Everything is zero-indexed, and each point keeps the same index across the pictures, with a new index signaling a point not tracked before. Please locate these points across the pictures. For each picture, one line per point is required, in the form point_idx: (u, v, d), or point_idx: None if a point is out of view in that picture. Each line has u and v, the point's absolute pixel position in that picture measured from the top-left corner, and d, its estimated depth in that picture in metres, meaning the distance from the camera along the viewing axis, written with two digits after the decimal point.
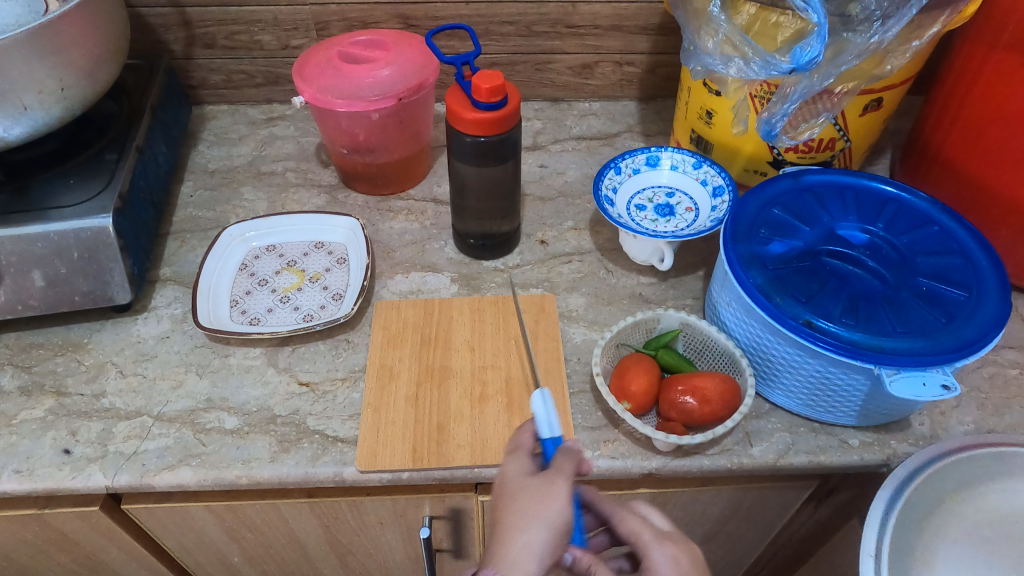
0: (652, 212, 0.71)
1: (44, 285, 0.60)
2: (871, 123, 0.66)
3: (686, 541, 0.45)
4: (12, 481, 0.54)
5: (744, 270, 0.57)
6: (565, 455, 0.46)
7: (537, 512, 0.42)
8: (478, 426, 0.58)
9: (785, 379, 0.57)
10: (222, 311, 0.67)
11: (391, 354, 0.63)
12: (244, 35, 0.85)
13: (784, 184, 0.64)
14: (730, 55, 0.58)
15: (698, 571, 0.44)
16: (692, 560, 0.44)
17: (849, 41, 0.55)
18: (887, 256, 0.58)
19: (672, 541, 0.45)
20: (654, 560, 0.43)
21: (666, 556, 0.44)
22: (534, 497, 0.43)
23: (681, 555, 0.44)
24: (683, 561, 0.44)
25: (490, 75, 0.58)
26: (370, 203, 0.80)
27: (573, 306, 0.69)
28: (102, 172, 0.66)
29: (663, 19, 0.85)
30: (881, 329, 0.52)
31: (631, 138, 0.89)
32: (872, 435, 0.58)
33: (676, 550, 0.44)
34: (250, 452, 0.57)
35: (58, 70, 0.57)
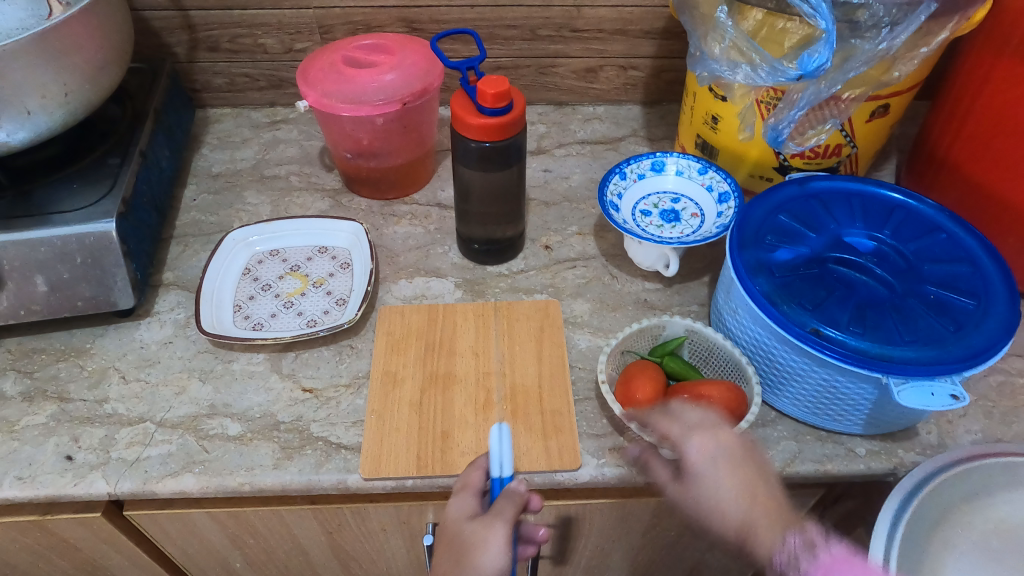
0: (658, 218, 0.70)
1: (47, 290, 0.60)
2: (878, 129, 0.66)
3: (717, 431, 0.51)
4: (13, 488, 0.54)
5: (751, 278, 0.56)
6: (505, 500, 0.50)
7: (472, 560, 0.48)
8: (483, 434, 0.58)
9: (792, 387, 0.57)
10: (225, 317, 0.66)
11: (395, 360, 0.63)
12: (247, 38, 0.84)
13: (790, 190, 0.63)
14: (738, 61, 0.58)
15: (737, 457, 0.50)
16: (725, 445, 0.51)
17: (856, 47, 0.54)
18: (894, 264, 0.58)
19: (702, 433, 0.51)
20: (690, 454, 0.51)
21: (699, 447, 0.51)
22: (469, 545, 0.49)
23: (713, 441, 0.51)
24: (717, 447, 0.50)
25: (495, 80, 0.57)
26: (374, 207, 0.80)
27: (577, 312, 0.69)
28: (105, 177, 0.66)
29: (667, 23, 0.85)
30: (889, 338, 0.52)
31: (636, 142, 0.88)
32: (879, 444, 0.57)
33: (707, 441, 0.51)
34: (253, 458, 0.56)
35: (62, 75, 0.57)
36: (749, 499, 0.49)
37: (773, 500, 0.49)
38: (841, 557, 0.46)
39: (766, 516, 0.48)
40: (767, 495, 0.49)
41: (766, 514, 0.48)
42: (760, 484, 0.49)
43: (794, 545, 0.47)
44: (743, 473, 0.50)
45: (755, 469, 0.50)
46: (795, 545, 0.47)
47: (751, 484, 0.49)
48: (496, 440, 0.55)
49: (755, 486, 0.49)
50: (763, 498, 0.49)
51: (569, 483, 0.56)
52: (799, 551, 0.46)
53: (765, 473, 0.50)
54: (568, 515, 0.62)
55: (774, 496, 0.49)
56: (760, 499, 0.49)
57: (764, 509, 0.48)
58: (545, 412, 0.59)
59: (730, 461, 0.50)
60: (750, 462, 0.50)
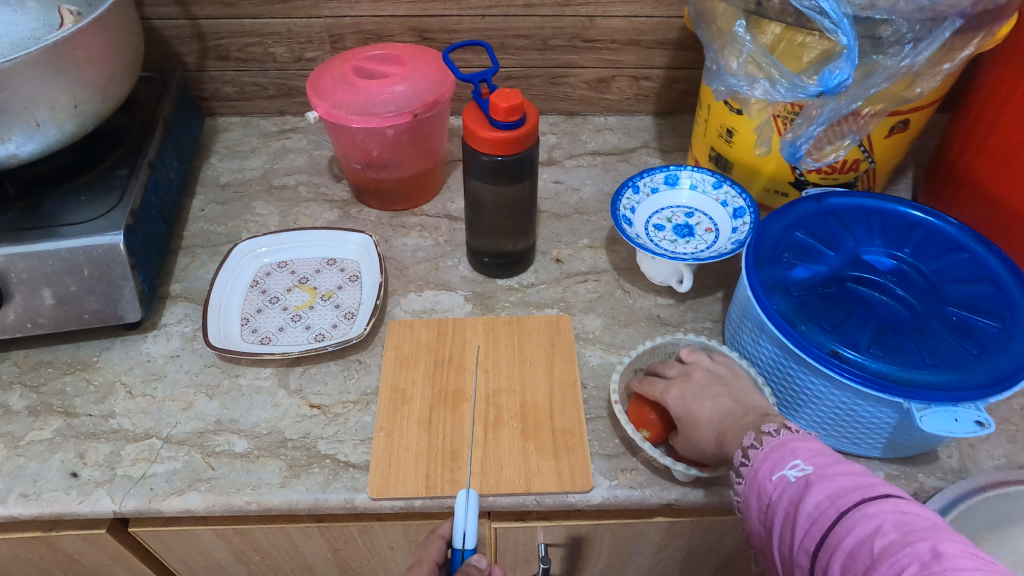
0: (671, 232, 0.69)
1: (54, 303, 0.60)
2: (897, 144, 0.64)
3: (689, 378, 0.56)
4: (18, 505, 0.53)
5: (767, 296, 0.55)
6: None
7: None
8: (492, 453, 0.57)
9: (810, 410, 0.56)
10: (233, 330, 0.66)
11: (404, 375, 0.62)
12: (257, 47, 0.84)
13: (807, 206, 0.62)
14: (756, 77, 0.57)
15: (708, 391, 0.54)
16: (695, 385, 0.55)
17: (878, 63, 0.54)
18: (915, 284, 0.57)
19: (676, 385, 0.56)
20: (668, 403, 0.55)
21: (674, 394, 0.55)
22: None
23: (686, 386, 0.55)
24: (689, 389, 0.55)
25: (508, 93, 0.57)
26: (383, 218, 0.79)
27: (589, 327, 0.68)
28: (114, 188, 0.65)
29: (681, 33, 0.84)
30: (911, 361, 0.51)
31: (648, 154, 0.87)
32: (898, 468, 0.56)
33: (680, 389, 0.55)
34: (259, 477, 0.55)
35: (71, 87, 0.57)
36: (720, 416, 0.52)
37: (743, 409, 0.52)
38: (784, 444, 0.46)
39: (736, 421, 0.51)
40: (737, 408, 0.52)
41: (736, 422, 0.51)
42: (730, 401, 0.53)
43: (748, 441, 0.48)
44: (716, 400, 0.53)
45: (727, 394, 0.54)
46: (748, 441, 0.48)
47: (725, 406, 0.53)
48: (462, 506, 0.51)
49: (730, 407, 0.52)
50: (734, 411, 0.52)
51: (580, 505, 0.55)
52: (751, 446, 0.48)
53: (739, 395, 0.54)
54: (578, 535, 0.61)
55: (748, 407, 0.52)
56: (731, 412, 0.52)
57: (734, 418, 0.52)
58: (557, 430, 0.58)
59: (700, 395, 0.54)
60: (722, 391, 0.54)
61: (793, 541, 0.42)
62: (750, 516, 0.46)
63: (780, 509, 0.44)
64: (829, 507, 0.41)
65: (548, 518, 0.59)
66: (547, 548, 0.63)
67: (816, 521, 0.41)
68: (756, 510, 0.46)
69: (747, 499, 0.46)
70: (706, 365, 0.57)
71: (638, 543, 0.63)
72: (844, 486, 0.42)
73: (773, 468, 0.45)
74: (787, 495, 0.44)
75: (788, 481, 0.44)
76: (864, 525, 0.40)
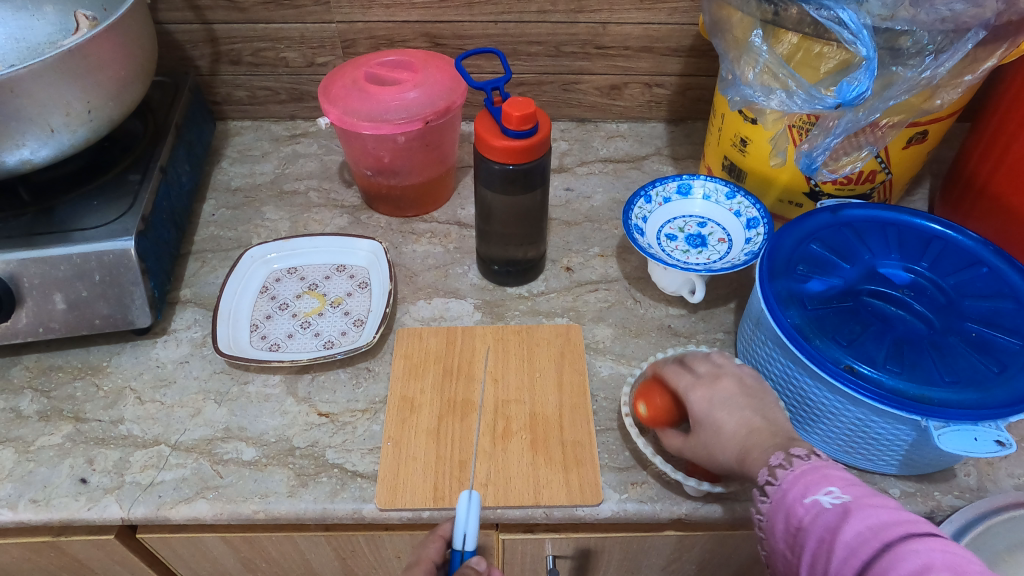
0: (683, 242, 0.69)
1: (66, 308, 0.60)
2: (915, 155, 0.64)
3: (718, 382, 0.53)
4: (28, 511, 0.53)
5: (782, 309, 0.55)
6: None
7: None
8: (501, 464, 0.56)
9: (823, 426, 0.55)
10: (242, 337, 0.65)
11: (413, 385, 0.62)
12: (270, 52, 0.84)
13: (822, 218, 0.62)
14: (772, 87, 0.56)
15: (736, 401, 0.52)
16: (725, 391, 0.52)
17: (897, 75, 0.53)
18: (932, 298, 0.56)
19: (703, 386, 0.53)
20: (691, 403, 0.53)
21: (699, 396, 0.53)
22: None
23: (713, 390, 0.53)
24: (717, 394, 0.52)
25: (521, 102, 0.56)
26: (393, 224, 0.79)
27: (599, 337, 0.67)
28: (126, 193, 0.66)
29: (695, 41, 0.83)
30: (928, 379, 0.50)
31: (660, 161, 0.87)
32: (913, 485, 0.55)
33: (706, 392, 0.53)
34: (268, 485, 0.55)
35: (85, 93, 0.57)
36: (747, 430, 0.49)
37: (772, 428, 0.49)
38: (819, 470, 0.44)
39: (763, 440, 0.48)
40: (766, 426, 0.50)
41: (762, 440, 0.48)
42: (759, 416, 0.50)
43: (776, 461, 0.46)
44: (745, 412, 0.51)
45: (755, 407, 0.51)
46: (776, 461, 0.46)
47: (753, 421, 0.50)
48: (465, 508, 0.50)
49: (757, 424, 0.50)
50: (761, 429, 0.49)
51: (589, 518, 0.55)
52: (779, 466, 0.46)
53: (768, 411, 0.51)
54: (587, 547, 0.61)
55: (775, 426, 0.50)
56: (759, 428, 0.49)
57: (762, 436, 0.49)
58: (566, 443, 0.58)
59: (729, 402, 0.52)
60: (750, 403, 0.51)
61: (827, 570, 0.41)
62: (775, 537, 0.44)
63: (813, 534, 0.42)
64: (871, 541, 0.40)
65: (556, 530, 0.59)
66: (555, 559, 0.62)
67: (856, 552, 0.40)
68: (784, 532, 0.44)
69: (774, 521, 0.44)
70: (737, 373, 0.54)
71: (647, 557, 0.62)
72: (886, 519, 0.40)
73: (806, 491, 0.43)
74: (821, 522, 0.42)
75: (824, 507, 0.42)
76: (910, 561, 0.38)
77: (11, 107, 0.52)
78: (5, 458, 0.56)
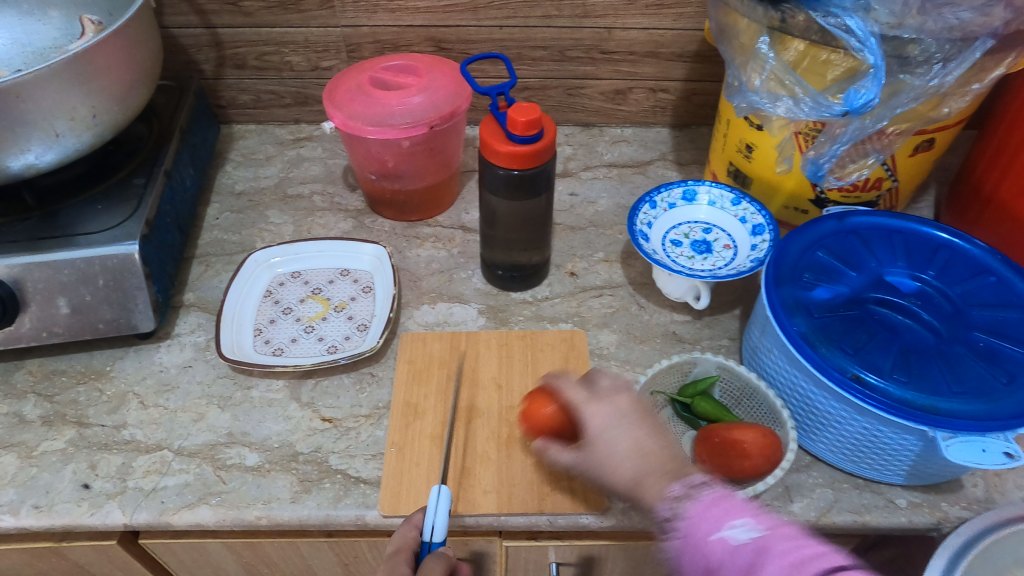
0: (689, 248, 0.68)
1: (69, 312, 0.60)
2: (921, 162, 0.64)
3: (616, 397, 0.50)
4: (30, 516, 0.53)
5: (787, 317, 0.55)
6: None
7: None
8: (505, 471, 0.56)
9: (829, 435, 0.55)
10: (245, 341, 0.65)
11: (417, 390, 0.61)
12: (274, 56, 0.84)
13: (828, 225, 0.62)
14: (779, 95, 0.56)
15: (632, 419, 0.49)
16: (620, 409, 0.49)
17: (905, 82, 0.53)
18: (939, 307, 0.56)
19: (599, 401, 0.50)
20: (586, 419, 0.49)
21: (593, 412, 0.49)
22: None
23: (608, 406, 0.49)
24: (612, 412, 0.49)
25: (526, 107, 0.56)
26: (397, 229, 0.79)
27: (603, 343, 0.67)
28: (130, 198, 0.66)
29: (700, 46, 0.83)
30: (935, 388, 0.50)
31: (664, 166, 0.86)
32: (920, 496, 0.55)
33: (601, 407, 0.49)
34: (270, 491, 0.55)
35: (90, 97, 0.57)
36: (641, 454, 0.47)
37: (666, 454, 0.47)
38: (726, 500, 0.43)
39: (656, 466, 0.46)
40: (659, 450, 0.47)
41: (656, 466, 0.46)
42: (653, 439, 0.48)
43: (677, 492, 0.44)
44: (639, 433, 0.48)
45: (649, 428, 0.48)
46: (679, 491, 0.44)
47: (645, 443, 0.47)
48: (433, 500, 0.50)
49: (650, 448, 0.47)
50: (654, 454, 0.47)
51: (594, 526, 0.54)
52: (681, 496, 0.44)
53: (662, 433, 0.48)
54: (590, 554, 0.60)
55: (668, 450, 0.47)
56: (653, 454, 0.47)
57: (656, 462, 0.46)
58: None
59: (623, 421, 0.48)
60: (644, 423, 0.48)
61: None
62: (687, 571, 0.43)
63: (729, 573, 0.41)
64: None
65: (560, 537, 0.58)
66: (559, 566, 0.62)
67: None
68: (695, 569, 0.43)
69: (684, 557, 0.43)
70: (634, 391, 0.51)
71: (652, 564, 0.62)
72: (802, 557, 0.40)
73: (715, 526, 0.42)
74: (737, 559, 0.41)
75: (735, 545, 0.41)
76: None
77: (16, 112, 0.52)
78: (8, 464, 0.56)
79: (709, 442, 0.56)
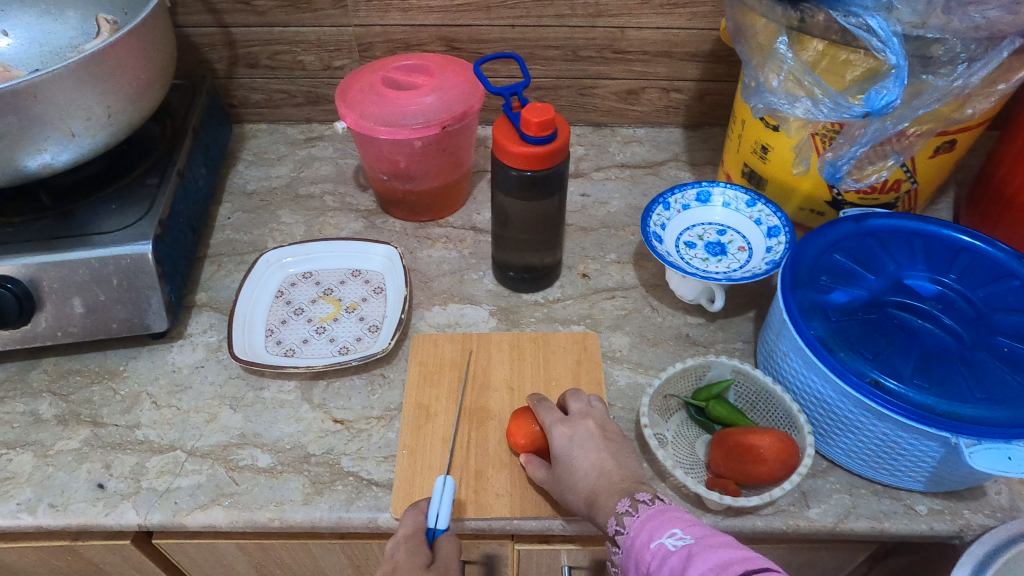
0: (703, 250, 0.68)
1: (84, 312, 0.60)
2: (942, 164, 0.63)
3: (584, 420, 0.54)
4: (46, 516, 0.53)
5: (804, 321, 0.55)
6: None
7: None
8: (516, 475, 0.55)
9: (847, 440, 0.54)
10: (257, 342, 0.65)
11: (428, 392, 0.61)
12: (287, 55, 0.84)
13: (845, 227, 0.61)
14: (797, 95, 0.56)
15: (595, 441, 0.52)
16: (585, 430, 0.53)
17: (928, 83, 0.52)
18: (961, 311, 0.55)
19: (567, 423, 0.54)
20: (553, 439, 0.53)
21: (560, 433, 0.53)
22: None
23: (574, 428, 0.53)
24: (577, 434, 0.53)
25: (539, 108, 0.55)
26: (408, 229, 0.78)
27: (616, 345, 0.66)
28: (143, 197, 0.66)
29: (714, 46, 0.82)
30: (958, 394, 0.49)
31: (677, 167, 0.86)
32: (941, 503, 0.55)
33: (568, 429, 0.53)
34: (283, 492, 0.55)
35: (106, 97, 0.57)
36: (598, 473, 0.50)
37: (623, 474, 0.50)
38: (663, 513, 0.45)
39: (610, 485, 0.49)
40: (616, 470, 0.50)
41: (610, 485, 0.49)
42: (613, 460, 0.51)
43: (622, 508, 0.47)
44: (601, 453, 0.51)
45: (611, 449, 0.52)
46: (623, 508, 0.47)
47: (606, 463, 0.51)
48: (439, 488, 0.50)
49: (610, 467, 0.50)
50: (612, 473, 0.50)
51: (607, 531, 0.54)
52: (626, 513, 0.47)
53: (622, 455, 0.52)
54: (603, 558, 0.60)
55: (625, 470, 0.50)
56: (609, 473, 0.50)
57: (610, 480, 0.50)
58: None
59: (587, 443, 0.52)
60: (606, 445, 0.52)
61: None
62: None
63: None
64: None
65: (572, 540, 0.58)
66: (571, 570, 0.62)
67: None
68: None
69: (628, 568, 0.45)
70: (603, 415, 0.55)
71: None
72: (722, 557, 0.39)
73: (652, 536, 0.44)
74: (666, 565, 0.42)
75: (668, 550, 0.42)
76: None
77: (33, 112, 0.52)
78: (24, 463, 0.57)
79: (724, 445, 0.55)
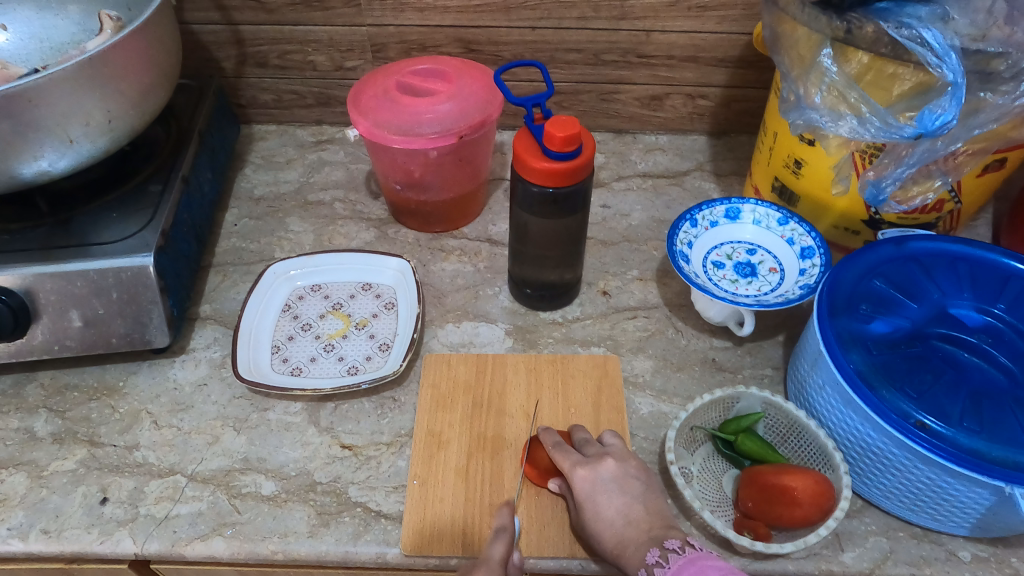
0: (731, 271, 0.64)
1: (82, 325, 0.57)
2: (988, 183, 0.60)
3: (604, 460, 0.51)
4: (39, 542, 0.51)
5: (842, 353, 0.51)
6: None
7: None
8: (535, 509, 0.52)
9: (886, 481, 0.51)
10: (263, 360, 0.62)
11: (440, 419, 0.58)
12: (297, 55, 0.81)
13: (886, 250, 0.58)
14: (841, 112, 0.53)
15: (620, 485, 0.50)
16: (607, 472, 0.50)
17: (985, 101, 0.49)
18: (1011, 345, 0.52)
19: (587, 464, 0.51)
20: (574, 483, 0.50)
21: (580, 477, 0.50)
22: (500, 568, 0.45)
23: (595, 471, 0.50)
24: (600, 477, 0.50)
25: (564, 122, 0.52)
26: (420, 240, 0.75)
27: (639, 370, 0.63)
28: (145, 206, 0.63)
29: (743, 51, 0.78)
30: (1012, 438, 0.46)
31: (702, 177, 0.82)
32: (986, 549, 0.52)
33: (589, 472, 0.50)
34: (287, 523, 0.52)
35: (107, 102, 0.54)
36: (625, 521, 0.48)
37: (651, 521, 0.48)
38: (694, 563, 0.44)
39: (638, 534, 0.47)
40: (645, 517, 0.48)
41: (639, 534, 0.47)
42: (639, 505, 0.49)
43: (651, 559, 0.45)
44: (626, 498, 0.49)
45: (637, 494, 0.49)
46: (652, 558, 0.45)
47: (634, 509, 0.48)
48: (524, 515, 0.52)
49: (639, 515, 0.48)
50: (641, 520, 0.48)
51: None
52: (656, 564, 0.45)
53: (652, 501, 0.49)
54: None
55: (655, 516, 0.48)
56: (638, 520, 0.48)
57: (638, 529, 0.47)
58: None
59: (608, 487, 0.49)
60: (635, 489, 0.50)
61: None
62: None
63: None
64: None
65: None
66: None
67: None
68: None
69: None
70: (621, 452, 0.52)
71: None
72: None
73: None
74: None
75: None
76: None
77: (29, 117, 0.49)
78: (17, 483, 0.54)
79: (756, 484, 0.52)
